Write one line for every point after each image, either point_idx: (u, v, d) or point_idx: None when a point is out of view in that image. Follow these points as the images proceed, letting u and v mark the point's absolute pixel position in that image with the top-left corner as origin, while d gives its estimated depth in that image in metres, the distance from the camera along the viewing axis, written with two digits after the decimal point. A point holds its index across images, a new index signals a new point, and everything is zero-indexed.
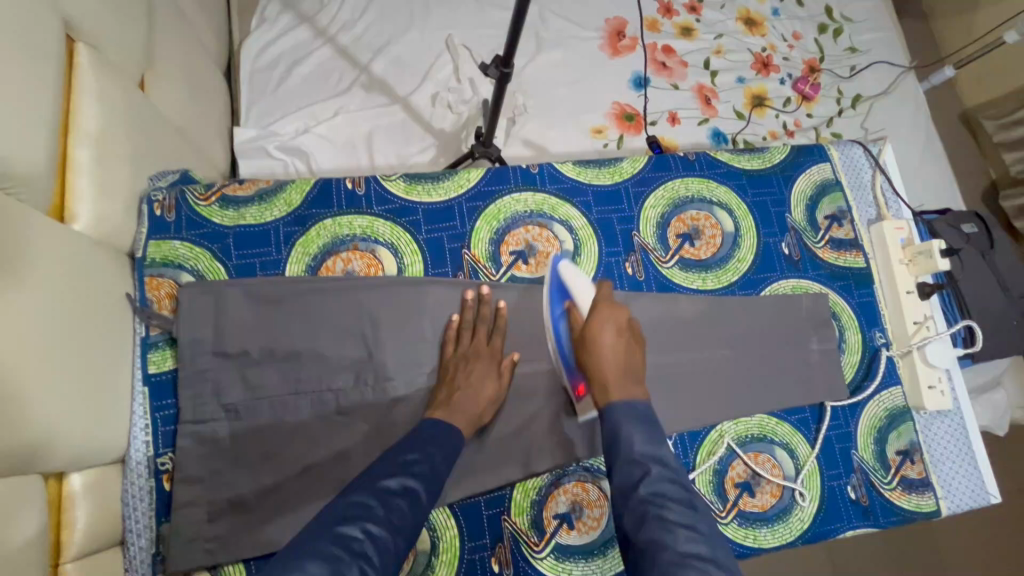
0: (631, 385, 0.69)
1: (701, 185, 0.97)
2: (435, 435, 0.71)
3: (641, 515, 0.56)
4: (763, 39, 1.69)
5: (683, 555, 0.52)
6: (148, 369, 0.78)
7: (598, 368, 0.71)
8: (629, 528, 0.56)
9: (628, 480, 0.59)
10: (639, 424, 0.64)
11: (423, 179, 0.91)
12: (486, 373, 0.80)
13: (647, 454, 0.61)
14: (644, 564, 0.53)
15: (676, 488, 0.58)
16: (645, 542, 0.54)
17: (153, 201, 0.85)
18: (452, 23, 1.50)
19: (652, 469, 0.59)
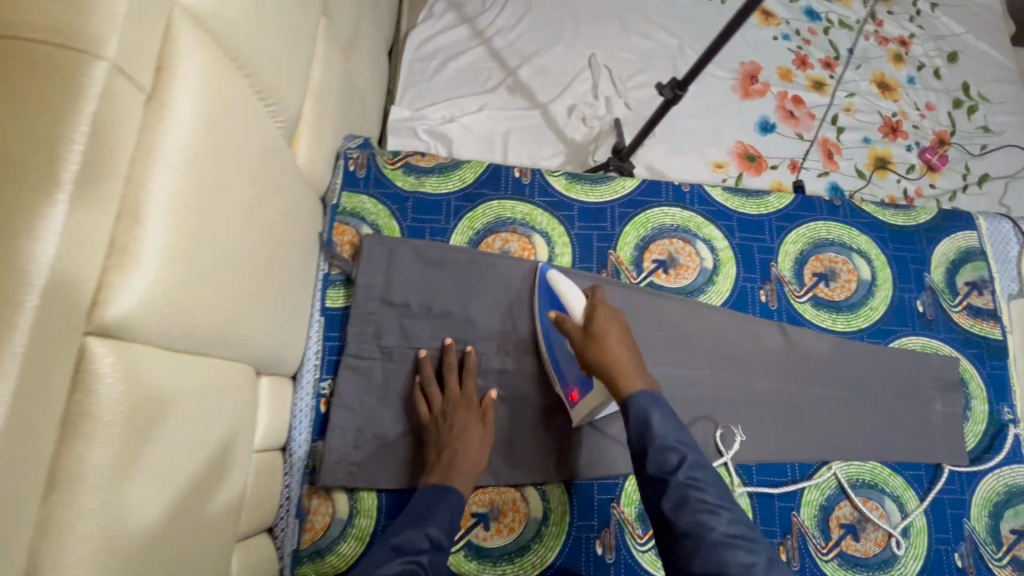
0: (642, 372, 0.77)
1: (843, 231, 0.99)
2: (434, 506, 0.74)
3: (682, 497, 0.67)
4: (894, 104, 1.69)
5: (726, 536, 0.64)
6: (326, 302, 0.88)
7: (614, 364, 0.77)
8: (668, 509, 0.67)
9: (664, 464, 0.69)
10: (659, 410, 0.73)
11: (583, 180, 0.98)
12: (471, 420, 0.82)
13: (678, 440, 0.71)
14: (690, 545, 0.65)
15: (705, 472, 0.69)
16: (689, 525, 0.65)
17: (348, 157, 0.95)
18: (597, 44, 1.59)
19: (688, 456, 0.69)
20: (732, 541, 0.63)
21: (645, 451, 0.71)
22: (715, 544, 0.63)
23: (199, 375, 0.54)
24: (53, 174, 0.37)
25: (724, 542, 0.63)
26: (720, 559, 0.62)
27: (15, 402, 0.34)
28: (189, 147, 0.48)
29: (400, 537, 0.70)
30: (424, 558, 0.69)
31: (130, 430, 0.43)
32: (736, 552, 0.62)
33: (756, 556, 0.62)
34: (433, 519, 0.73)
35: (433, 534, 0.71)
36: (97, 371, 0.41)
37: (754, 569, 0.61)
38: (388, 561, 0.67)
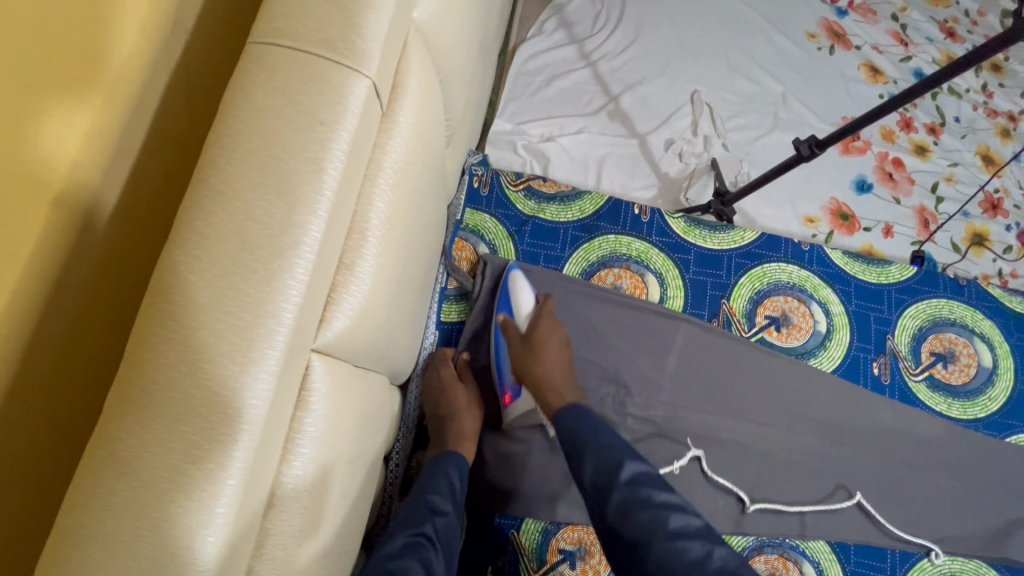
0: (574, 390, 0.75)
1: (966, 312, 0.96)
2: (432, 474, 0.70)
3: (623, 501, 0.60)
4: (998, 179, 1.59)
5: (674, 533, 0.56)
6: (440, 315, 0.89)
7: (548, 383, 0.75)
8: (612, 518, 0.60)
9: (602, 471, 0.63)
10: (595, 424, 0.69)
11: (702, 225, 0.97)
12: (448, 381, 0.81)
13: (617, 446, 0.65)
14: (640, 557, 0.57)
15: (649, 473, 0.63)
16: (637, 530, 0.58)
17: (473, 175, 0.96)
18: (701, 80, 1.57)
19: (625, 461, 0.63)
20: (677, 542, 0.56)
21: (582, 459, 0.65)
22: (662, 551, 0.56)
23: (371, 387, 0.54)
24: (317, 193, 0.38)
25: (672, 542, 0.56)
26: (671, 564, 0.55)
27: (265, 421, 0.35)
28: (404, 168, 0.49)
29: (405, 516, 0.63)
30: (428, 529, 0.62)
31: (331, 447, 0.43)
32: (684, 550, 0.55)
33: (705, 555, 0.55)
34: (436, 489, 0.68)
35: (436, 504, 0.66)
36: (316, 388, 0.41)
37: (708, 562, 0.54)
38: (392, 538, 0.60)
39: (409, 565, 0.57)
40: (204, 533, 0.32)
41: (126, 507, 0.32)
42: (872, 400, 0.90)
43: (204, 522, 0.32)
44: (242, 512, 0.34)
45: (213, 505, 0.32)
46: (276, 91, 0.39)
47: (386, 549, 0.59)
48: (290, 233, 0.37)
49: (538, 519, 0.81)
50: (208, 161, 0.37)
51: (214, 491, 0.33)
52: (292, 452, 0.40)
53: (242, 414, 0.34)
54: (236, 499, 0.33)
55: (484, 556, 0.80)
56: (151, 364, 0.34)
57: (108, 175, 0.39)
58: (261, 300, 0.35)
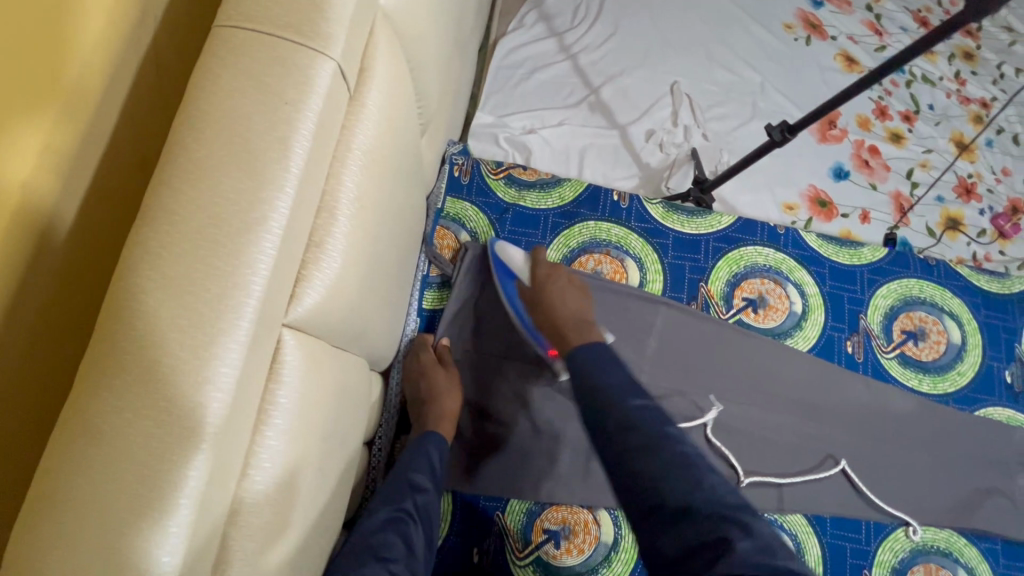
0: (586, 330, 0.74)
1: (936, 291, 0.98)
2: (413, 454, 0.72)
3: (624, 434, 0.60)
4: (971, 165, 1.62)
5: (671, 462, 0.57)
6: (422, 303, 0.90)
7: (560, 322, 0.76)
8: (612, 452, 0.61)
9: (602, 407, 0.63)
10: (604, 360, 0.68)
11: (679, 210, 0.99)
12: (429, 367, 0.81)
13: (619, 383, 0.65)
14: (637, 490, 0.58)
15: (651, 406, 0.63)
16: (635, 463, 0.58)
17: (453, 164, 0.97)
18: (681, 71, 1.59)
19: (627, 396, 0.63)
20: (671, 468, 0.57)
21: (586, 399, 0.65)
22: (656, 474, 0.57)
23: (348, 367, 0.55)
24: (284, 170, 0.39)
25: (667, 471, 0.57)
26: (662, 487, 0.56)
27: (236, 388, 0.35)
28: (374, 150, 0.50)
29: (386, 493, 0.66)
30: (409, 505, 0.65)
31: (306, 421, 0.44)
32: (680, 477, 0.56)
33: (696, 481, 0.56)
34: (417, 468, 0.70)
35: (417, 481, 0.68)
36: (288, 361, 0.42)
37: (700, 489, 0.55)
38: (375, 513, 0.64)
39: (389, 541, 0.61)
40: (177, 497, 0.32)
41: (102, 475, 0.33)
42: (845, 377, 0.92)
43: (175, 490, 0.33)
44: (215, 479, 0.35)
45: (186, 468, 0.33)
46: (243, 72, 0.40)
47: (368, 524, 0.63)
48: (257, 208, 0.38)
49: (522, 500, 0.83)
50: (177, 140, 0.38)
51: (187, 456, 0.33)
52: (265, 423, 0.40)
53: (213, 383, 0.34)
54: (209, 463, 0.34)
55: (469, 537, 0.81)
56: (126, 337, 0.35)
57: (80, 161, 0.40)
58: (229, 273, 0.36)
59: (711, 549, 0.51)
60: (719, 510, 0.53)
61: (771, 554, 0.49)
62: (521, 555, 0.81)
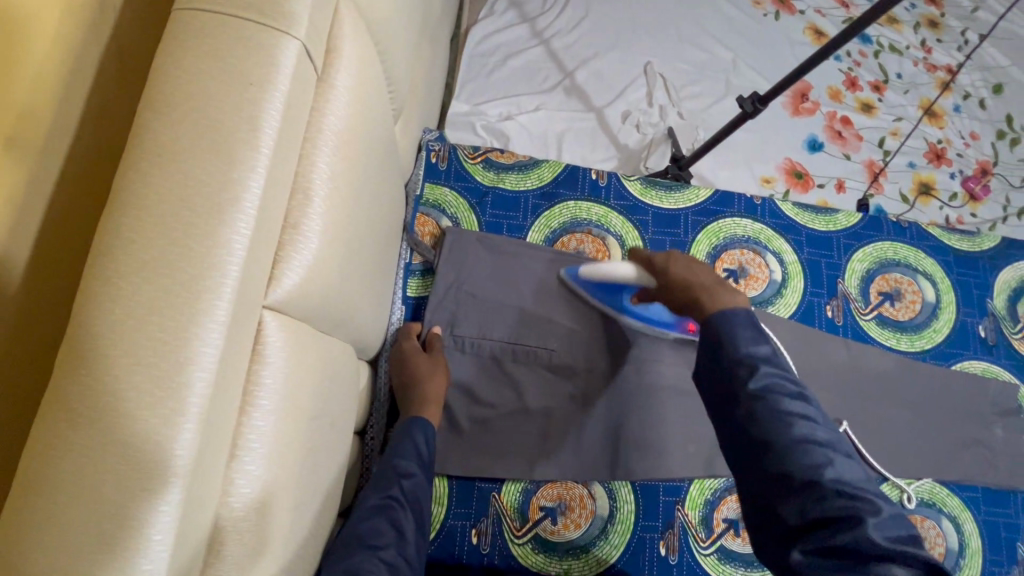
0: (731, 292, 0.67)
1: (909, 252, 1.01)
2: (398, 440, 0.73)
3: (755, 409, 0.58)
4: (940, 131, 1.66)
5: (803, 440, 0.56)
6: (406, 290, 0.90)
7: (701, 288, 0.68)
8: (740, 424, 0.59)
9: (736, 380, 0.60)
10: (750, 327, 0.63)
11: (658, 186, 1.00)
12: (412, 353, 0.81)
13: (753, 353, 0.61)
14: (758, 462, 0.57)
15: (783, 378, 0.60)
16: (762, 437, 0.57)
17: (430, 151, 0.96)
18: (653, 52, 1.60)
19: (761, 366, 0.59)
20: (803, 444, 0.55)
21: (715, 372, 0.62)
22: (787, 446, 0.55)
23: (335, 352, 0.55)
24: (255, 150, 0.39)
25: (797, 447, 0.55)
26: (791, 460, 0.55)
27: (220, 367, 0.35)
28: (345, 130, 0.49)
29: (373, 482, 0.68)
30: (397, 492, 0.67)
31: (293, 402, 0.44)
32: (807, 455, 0.55)
33: (828, 459, 0.55)
34: (401, 453, 0.71)
35: (402, 466, 0.70)
36: (270, 342, 0.42)
37: (827, 468, 0.54)
38: (365, 501, 0.66)
39: (380, 530, 0.62)
40: (166, 476, 0.33)
41: (82, 457, 0.32)
42: (827, 341, 0.94)
43: (165, 469, 0.33)
44: (202, 458, 0.35)
45: (174, 447, 0.33)
46: (206, 54, 0.39)
47: (358, 512, 0.64)
48: (229, 189, 0.37)
49: (517, 479, 0.84)
50: (143, 124, 0.38)
51: (171, 435, 0.33)
52: (251, 404, 0.40)
53: (195, 363, 0.34)
54: (196, 441, 0.34)
55: (466, 519, 0.82)
56: (100, 322, 0.34)
57: (56, 146, 0.37)
58: (204, 254, 0.36)
59: (835, 524, 0.52)
60: (849, 491, 0.53)
61: (899, 545, 0.50)
62: (519, 533, 0.82)
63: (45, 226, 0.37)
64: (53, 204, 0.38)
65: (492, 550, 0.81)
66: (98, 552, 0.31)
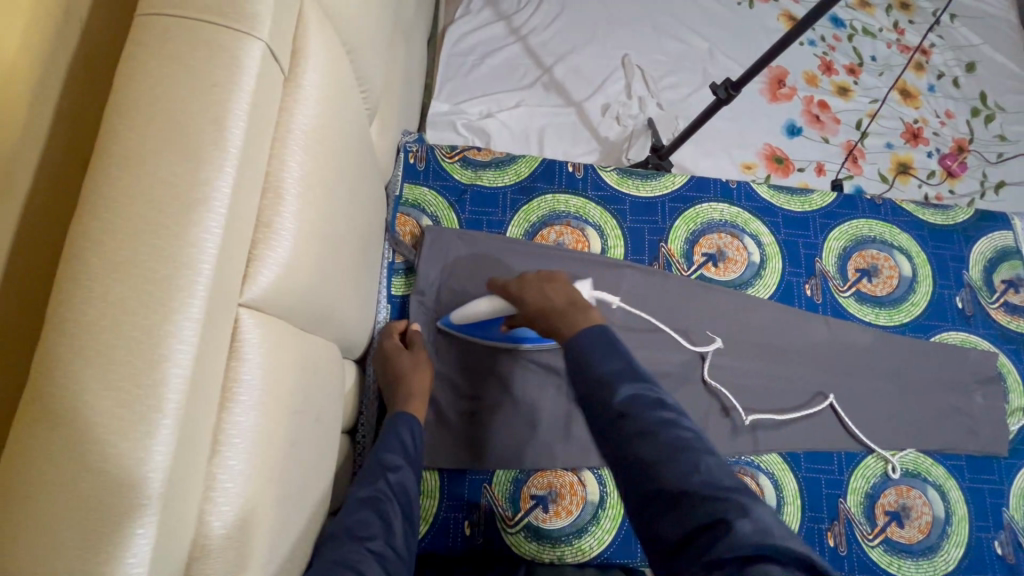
0: (583, 311, 0.71)
1: (884, 229, 1.03)
2: (386, 435, 0.74)
3: (624, 426, 0.58)
4: (915, 111, 1.68)
5: (668, 448, 0.55)
6: (390, 290, 0.91)
7: (555, 312, 0.72)
8: (612, 443, 0.59)
9: (599, 399, 0.61)
10: (601, 346, 0.65)
11: (634, 175, 1.01)
12: (393, 352, 0.82)
13: (611, 370, 0.62)
14: (631, 480, 0.57)
15: (644, 391, 0.60)
16: (630, 450, 0.57)
17: (408, 151, 0.97)
18: (629, 44, 1.62)
19: (621, 382, 0.61)
20: (672, 453, 0.55)
21: (581, 397, 0.63)
22: (654, 458, 0.55)
23: (316, 348, 0.55)
24: (223, 150, 0.39)
25: (663, 456, 0.55)
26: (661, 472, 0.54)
27: (196, 362, 0.36)
28: (315, 128, 0.50)
29: (361, 477, 0.69)
30: (384, 484, 0.68)
31: (273, 397, 0.44)
32: (673, 463, 0.54)
33: (696, 465, 0.54)
34: (388, 448, 0.72)
35: (388, 461, 0.71)
36: (247, 338, 0.43)
37: (694, 474, 0.53)
38: (351, 496, 0.66)
39: (368, 520, 0.63)
40: (145, 470, 0.33)
41: (62, 455, 0.33)
42: (807, 320, 0.96)
43: (144, 463, 0.33)
44: (182, 452, 0.35)
45: (151, 442, 0.34)
46: (170, 59, 0.40)
47: (347, 506, 0.65)
48: (198, 188, 0.38)
49: (507, 470, 0.85)
50: (111, 130, 0.38)
51: (150, 430, 0.34)
52: (230, 399, 0.41)
53: (172, 359, 0.35)
54: (174, 435, 0.34)
55: (460, 511, 0.83)
56: (77, 323, 0.35)
57: (26, 157, 0.38)
58: (176, 254, 0.37)
59: (709, 530, 0.50)
60: (719, 494, 0.52)
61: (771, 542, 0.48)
62: (512, 522, 0.83)
63: (19, 235, 0.38)
64: (25, 212, 0.38)
65: (486, 541, 0.82)
66: (83, 545, 0.32)
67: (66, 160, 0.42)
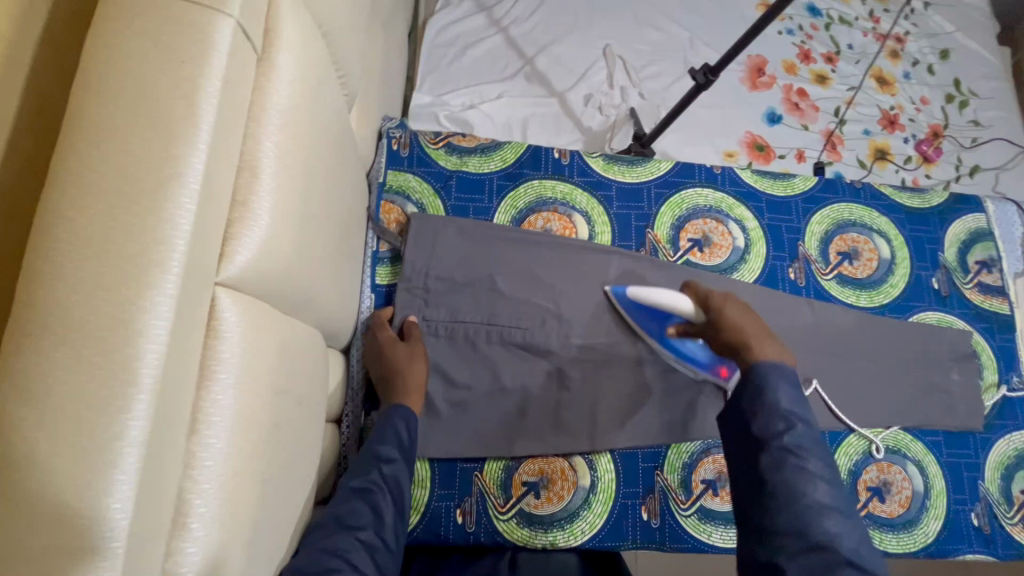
0: (769, 344, 0.72)
1: (864, 212, 1.04)
2: (380, 426, 0.73)
3: (784, 461, 0.61)
4: (892, 98, 1.71)
5: (822, 503, 0.58)
6: (374, 278, 0.90)
7: (738, 334, 0.73)
8: (766, 467, 0.62)
9: (769, 426, 0.63)
10: (784, 381, 0.66)
11: (620, 161, 1.02)
12: (387, 342, 0.82)
13: (791, 409, 0.64)
14: (772, 507, 0.59)
15: (813, 441, 0.63)
16: (784, 485, 0.60)
17: (391, 138, 0.97)
18: (611, 34, 1.62)
19: (797, 425, 0.63)
20: (824, 510, 0.57)
21: (749, 417, 0.65)
22: (806, 506, 0.58)
23: (298, 333, 0.55)
24: (194, 126, 0.39)
25: (814, 508, 0.58)
26: (804, 526, 0.57)
27: (171, 339, 0.36)
28: (291, 110, 0.50)
29: (355, 466, 0.69)
30: (377, 475, 0.68)
31: (253, 378, 0.44)
32: (823, 519, 0.57)
33: (842, 531, 0.56)
34: (384, 440, 0.72)
35: (383, 452, 0.71)
36: (225, 317, 0.43)
37: (840, 540, 0.56)
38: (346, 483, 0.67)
39: (358, 510, 0.64)
40: (121, 446, 0.33)
41: (33, 434, 0.32)
42: (790, 301, 0.97)
43: (120, 440, 0.33)
44: (159, 429, 0.35)
45: (128, 417, 0.33)
46: (138, 32, 0.39)
47: (340, 493, 0.66)
48: (170, 163, 0.38)
49: (498, 458, 0.85)
50: (78, 104, 0.38)
51: (125, 406, 0.33)
52: (209, 378, 0.41)
53: (147, 335, 0.35)
54: (150, 412, 0.34)
55: (451, 500, 0.83)
56: (47, 300, 0.34)
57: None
58: (147, 229, 0.36)
59: None
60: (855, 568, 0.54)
61: None
62: (503, 510, 0.83)
63: None
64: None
65: (478, 528, 0.82)
66: (58, 520, 0.31)
67: (38, 139, 0.41)
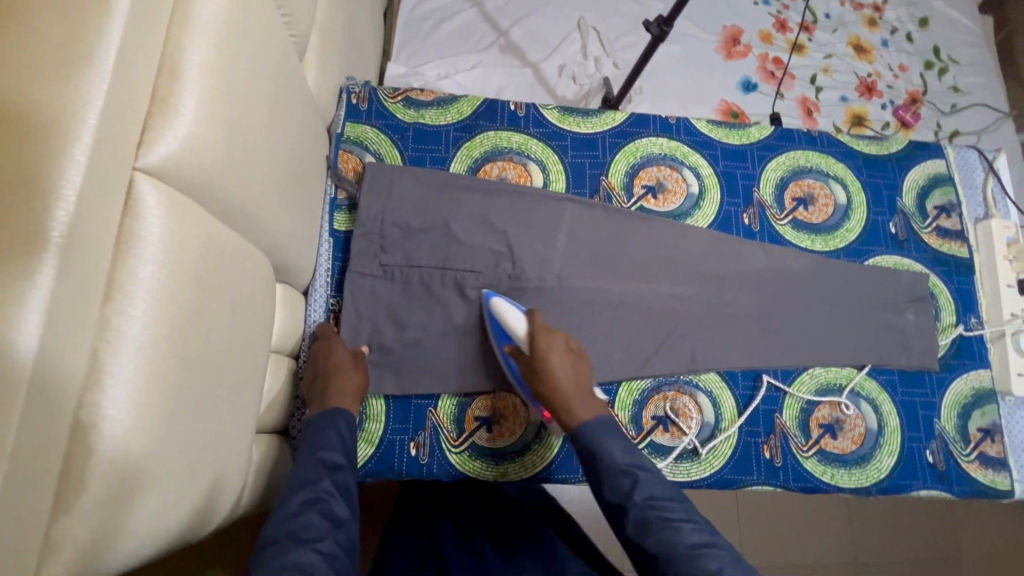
0: (586, 398, 0.78)
1: (820, 159, 1.05)
2: (320, 429, 0.75)
3: (643, 520, 0.65)
4: (870, 65, 1.70)
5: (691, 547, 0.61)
6: (332, 225, 0.94)
7: (561, 391, 0.77)
8: (633, 533, 0.65)
9: (618, 488, 0.68)
10: (607, 429, 0.74)
11: (575, 112, 1.04)
12: (331, 343, 0.84)
13: (629, 463, 0.70)
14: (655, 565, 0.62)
15: (661, 486, 0.68)
16: (655, 543, 0.63)
17: (351, 92, 0.99)
18: (585, 6, 1.64)
19: (638, 475, 0.69)
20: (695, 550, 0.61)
21: (600, 488, 0.70)
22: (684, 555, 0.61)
23: (232, 242, 0.58)
24: (105, 16, 0.42)
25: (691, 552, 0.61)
26: None
27: (80, 203, 0.40)
28: (219, 22, 0.52)
29: (299, 478, 0.70)
30: (326, 483, 0.70)
31: (174, 264, 0.48)
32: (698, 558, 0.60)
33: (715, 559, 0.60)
34: (326, 445, 0.74)
35: (328, 458, 0.73)
36: (145, 201, 0.46)
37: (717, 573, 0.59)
38: (289, 499, 0.67)
39: (311, 521, 0.65)
40: (29, 287, 0.36)
41: None
42: (744, 244, 0.98)
43: (26, 282, 0.36)
44: (68, 283, 0.39)
45: (37, 262, 0.37)
46: None
47: (285, 511, 0.66)
48: (81, 48, 0.41)
49: (451, 394, 0.87)
50: None
51: (32, 253, 0.37)
52: (127, 256, 0.45)
53: (57, 194, 0.38)
54: (58, 262, 0.38)
55: (404, 434, 0.86)
56: None
57: None
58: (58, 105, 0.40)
59: None
60: None
61: None
62: (455, 444, 0.86)
63: None
64: None
65: (430, 460, 0.85)
66: None
67: None
